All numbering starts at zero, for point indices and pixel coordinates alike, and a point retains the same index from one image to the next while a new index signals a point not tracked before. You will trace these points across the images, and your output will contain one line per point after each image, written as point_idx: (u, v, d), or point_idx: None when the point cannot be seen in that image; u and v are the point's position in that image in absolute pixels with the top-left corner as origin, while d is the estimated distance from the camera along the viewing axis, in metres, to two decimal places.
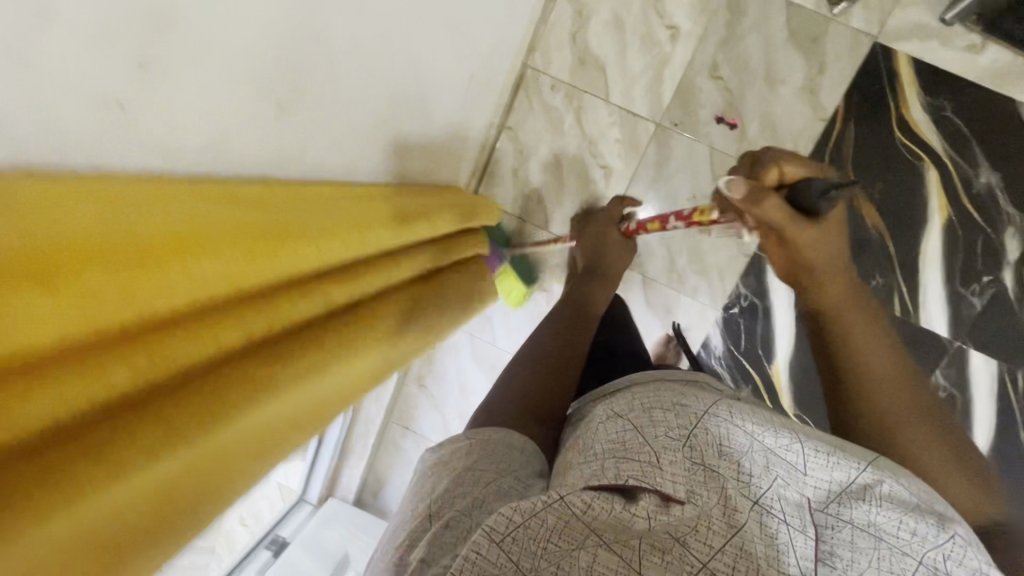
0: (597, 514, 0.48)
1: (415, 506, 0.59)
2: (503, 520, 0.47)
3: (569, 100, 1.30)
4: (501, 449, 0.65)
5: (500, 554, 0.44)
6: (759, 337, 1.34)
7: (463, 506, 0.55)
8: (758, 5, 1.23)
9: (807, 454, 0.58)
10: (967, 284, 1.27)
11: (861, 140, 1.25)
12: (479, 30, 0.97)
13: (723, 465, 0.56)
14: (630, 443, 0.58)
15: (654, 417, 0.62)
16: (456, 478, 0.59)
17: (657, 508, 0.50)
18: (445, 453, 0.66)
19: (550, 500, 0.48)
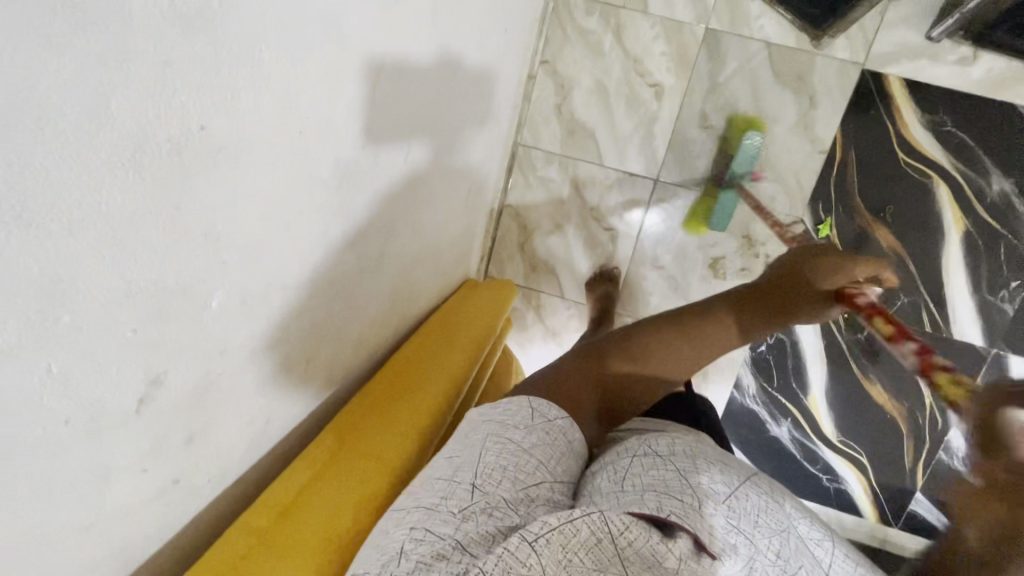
0: (629, 541, 0.47)
1: (459, 469, 0.54)
2: (542, 523, 0.47)
3: (564, 169, 1.35)
4: (562, 444, 0.60)
5: (531, 555, 0.44)
6: (789, 371, 1.37)
7: (511, 493, 0.52)
8: (737, 50, 1.24)
9: (835, 556, 0.55)
10: (995, 292, 1.25)
11: (864, 166, 1.24)
12: (474, 147, 1.02)
13: (764, 541, 0.53)
14: (670, 483, 0.55)
15: (703, 464, 0.60)
16: (507, 452, 0.56)
17: (687, 557, 0.48)
18: (505, 414, 0.61)
19: (590, 511, 0.48)
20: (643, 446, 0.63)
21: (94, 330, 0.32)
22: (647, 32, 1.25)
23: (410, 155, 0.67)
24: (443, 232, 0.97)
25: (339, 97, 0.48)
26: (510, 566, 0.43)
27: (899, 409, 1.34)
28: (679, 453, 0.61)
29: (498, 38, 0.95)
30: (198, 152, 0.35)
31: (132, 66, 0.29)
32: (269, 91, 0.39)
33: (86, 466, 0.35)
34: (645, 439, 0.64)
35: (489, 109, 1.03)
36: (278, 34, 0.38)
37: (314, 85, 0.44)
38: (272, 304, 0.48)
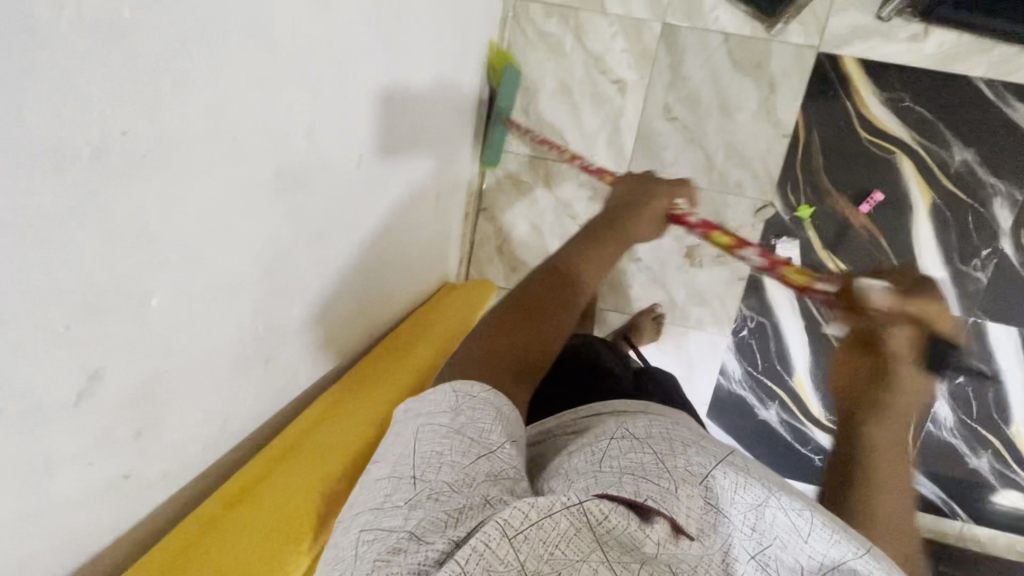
0: (607, 529, 0.43)
1: (397, 464, 0.50)
2: (518, 514, 0.40)
3: (536, 170, 1.38)
4: (490, 411, 0.55)
5: (509, 552, 0.38)
6: (773, 353, 1.38)
7: (455, 476, 0.47)
8: (696, 41, 1.27)
9: (815, 527, 0.51)
10: (967, 261, 1.27)
11: (828, 146, 1.26)
12: (440, 150, 1.04)
13: (742, 519, 0.51)
14: (647, 467, 0.51)
15: (679, 447, 0.56)
16: (447, 440, 0.51)
17: (666, 541, 0.44)
18: (426, 404, 0.56)
19: (569, 502, 0.42)
20: (621, 428, 0.59)
21: (24, 329, 0.34)
22: (606, 31, 1.28)
23: (365, 158, 0.69)
24: (413, 236, 0.98)
25: (274, 102, 0.50)
26: (487, 563, 0.38)
27: None
28: (656, 436, 0.57)
29: (454, 44, 0.97)
30: (121, 157, 0.37)
31: (45, 76, 0.31)
32: (196, 97, 0.41)
33: (27, 457, 0.37)
34: (626, 419, 0.61)
35: (452, 114, 1.05)
36: (203, 41, 0.40)
37: (246, 91, 0.46)
38: (218, 304, 0.50)
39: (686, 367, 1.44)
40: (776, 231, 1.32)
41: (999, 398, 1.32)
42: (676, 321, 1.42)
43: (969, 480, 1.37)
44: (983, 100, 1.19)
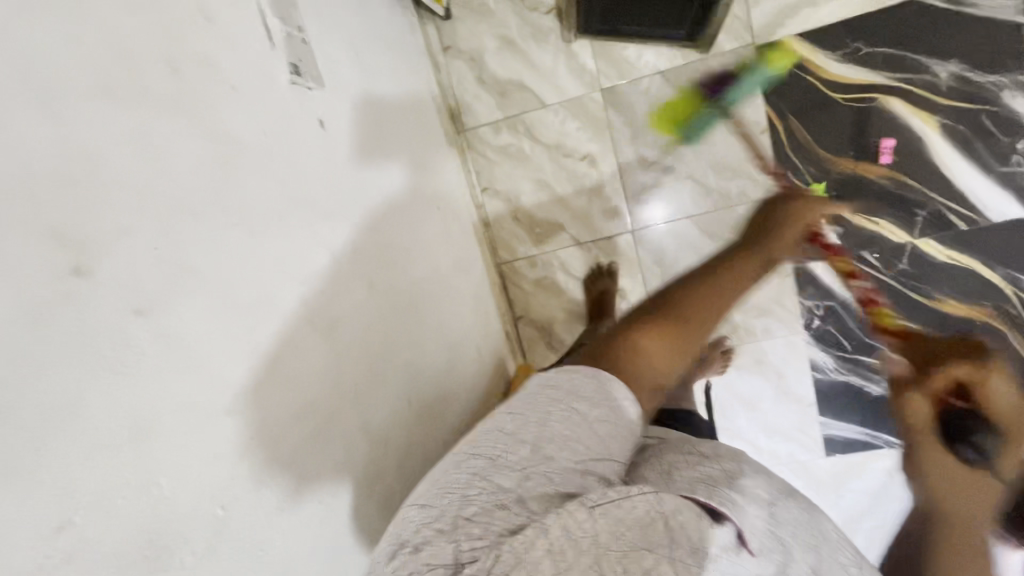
0: (678, 523, 0.49)
1: (522, 426, 0.59)
2: (602, 497, 0.50)
3: (550, 263, 1.42)
4: (622, 421, 0.61)
5: (587, 523, 0.48)
6: (857, 329, 1.33)
7: (569, 464, 0.56)
8: (639, 90, 1.30)
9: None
10: (1007, 161, 1.20)
11: (809, 122, 1.25)
12: (463, 310, 1.09)
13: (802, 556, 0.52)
14: (718, 478, 0.58)
15: (750, 472, 0.60)
16: (579, 420, 0.59)
17: (726, 547, 0.50)
18: (570, 382, 0.62)
19: (647, 492, 0.51)
20: (690, 446, 0.67)
21: None
22: (555, 119, 1.34)
23: (411, 395, 0.76)
24: (474, 402, 1.03)
25: (322, 424, 0.57)
26: (569, 527, 0.48)
27: (985, 312, 1.26)
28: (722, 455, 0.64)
29: (434, 220, 1.06)
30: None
31: None
32: (248, 494, 0.48)
33: None
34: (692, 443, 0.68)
35: (457, 272, 1.12)
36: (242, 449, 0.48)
37: (298, 444, 0.54)
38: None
39: (776, 379, 1.40)
40: None
41: None
42: (743, 339, 1.39)
43: None
44: (938, 13, 1.17)
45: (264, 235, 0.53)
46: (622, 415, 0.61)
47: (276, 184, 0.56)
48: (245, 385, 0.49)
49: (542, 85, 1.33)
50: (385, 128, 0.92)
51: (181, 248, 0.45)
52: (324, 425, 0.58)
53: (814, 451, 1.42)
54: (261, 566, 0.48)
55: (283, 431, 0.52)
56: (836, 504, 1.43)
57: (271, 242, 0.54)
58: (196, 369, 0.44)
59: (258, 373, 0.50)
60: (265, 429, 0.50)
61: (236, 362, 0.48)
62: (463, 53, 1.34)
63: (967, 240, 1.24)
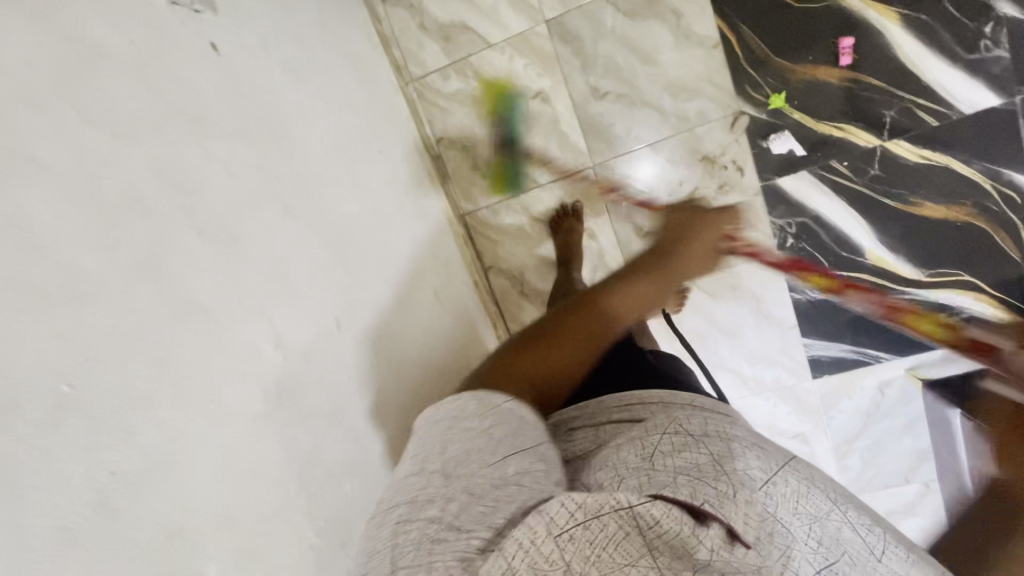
0: (657, 533, 0.50)
1: (426, 459, 0.60)
2: (565, 514, 0.49)
3: (514, 209, 1.39)
4: (515, 421, 0.64)
5: (552, 548, 0.47)
6: (832, 244, 1.29)
7: (489, 476, 0.56)
8: (584, 17, 1.26)
9: (888, 543, 0.57)
10: (975, 48, 1.13)
11: (761, 30, 1.19)
12: (418, 253, 1.08)
13: (802, 530, 0.55)
14: (705, 467, 0.58)
15: (739, 452, 0.62)
16: (475, 436, 0.61)
17: (720, 547, 0.50)
18: (454, 410, 0.66)
19: (618, 507, 0.50)
20: (675, 423, 0.67)
21: None
22: (502, 59, 1.31)
23: (344, 321, 0.75)
24: (433, 342, 1.02)
25: (217, 331, 0.56)
26: (533, 560, 0.47)
27: (963, 210, 1.22)
28: (710, 437, 0.64)
29: (376, 164, 1.03)
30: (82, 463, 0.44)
31: None
32: (114, 385, 0.47)
33: None
34: (678, 417, 0.69)
35: (408, 215, 1.10)
36: (103, 339, 0.47)
37: (179, 345, 0.53)
38: (249, 513, 0.56)
39: (754, 303, 1.37)
40: (762, 134, 1.25)
41: None
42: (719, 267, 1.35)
43: None
44: None
45: (130, 141, 0.52)
46: (518, 422, 0.64)
47: (148, 92, 0.55)
48: (101, 278, 0.48)
49: (485, 25, 1.30)
50: (310, 67, 0.90)
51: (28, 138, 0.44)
52: (222, 335, 0.57)
53: (800, 373, 1.40)
54: (136, 452, 0.48)
55: (160, 332, 0.51)
56: (829, 425, 1.41)
57: (144, 148, 0.53)
58: (38, 255, 0.44)
59: (123, 270, 0.49)
60: (137, 325, 0.49)
61: (94, 259, 0.47)
62: (401, 0, 1.31)
63: (940, 137, 1.19)
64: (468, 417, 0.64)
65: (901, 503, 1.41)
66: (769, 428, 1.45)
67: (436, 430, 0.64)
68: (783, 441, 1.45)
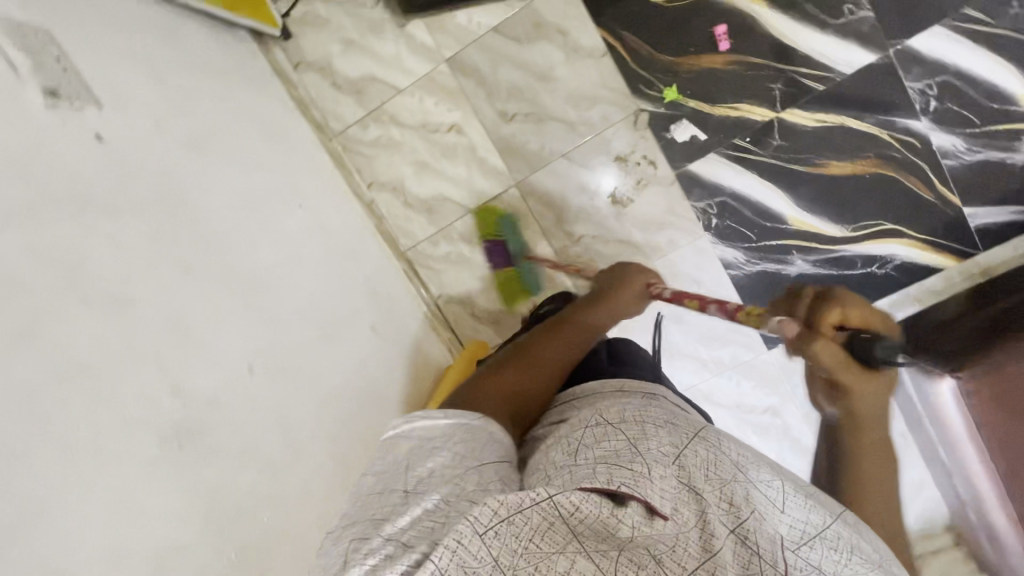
0: (581, 520, 0.49)
1: (391, 480, 0.59)
2: (487, 512, 0.47)
3: (449, 238, 1.45)
4: (484, 436, 0.63)
5: (479, 546, 0.45)
6: (754, 217, 1.33)
7: (442, 489, 0.54)
8: (480, 51, 1.35)
9: (788, 495, 0.56)
10: (841, 14, 1.21)
11: (642, 32, 1.27)
12: (350, 293, 1.13)
13: (715, 495, 0.54)
14: (621, 453, 0.57)
15: (651, 432, 0.61)
16: (442, 455, 0.59)
17: (641, 524, 0.49)
18: (421, 428, 0.65)
19: (537, 498, 0.49)
20: (596, 413, 0.66)
21: None
22: (413, 101, 1.40)
23: (256, 364, 0.81)
24: (370, 377, 1.05)
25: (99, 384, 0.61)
26: (461, 560, 0.45)
27: (868, 163, 1.27)
28: (630, 420, 0.63)
29: (295, 217, 1.09)
30: None
31: None
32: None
33: None
34: (601, 408, 0.68)
35: (335, 258, 1.15)
36: None
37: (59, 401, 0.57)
38: (145, 547, 0.60)
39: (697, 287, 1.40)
40: (664, 126, 1.31)
41: (981, 88, 1.20)
42: (653, 257, 1.39)
43: None
44: None
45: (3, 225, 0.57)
46: (483, 433, 0.64)
47: (24, 181, 0.60)
48: None
49: (392, 74, 1.39)
50: (213, 139, 0.98)
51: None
52: (114, 389, 0.62)
53: (755, 347, 1.42)
54: (14, 500, 0.51)
55: (39, 390, 0.56)
56: (795, 394, 1.42)
57: (16, 231, 0.58)
58: None
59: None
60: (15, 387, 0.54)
61: None
62: (312, 65, 1.41)
63: (829, 99, 1.25)
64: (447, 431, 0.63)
65: None
66: (739, 407, 1.45)
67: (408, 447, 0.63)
68: (756, 417, 1.45)
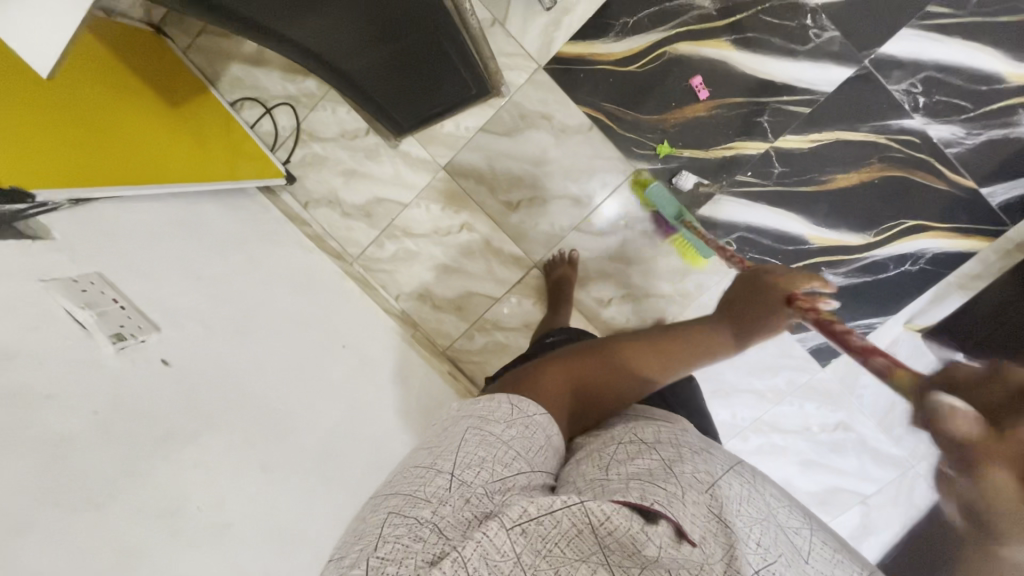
0: (609, 530, 0.49)
1: (440, 456, 0.59)
2: (521, 512, 0.49)
3: (484, 328, 1.47)
4: (541, 437, 0.63)
5: (508, 541, 0.47)
6: (774, 244, 1.35)
7: (491, 486, 0.55)
8: (472, 152, 1.41)
9: (814, 545, 0.57)
10: (809, 38, 1.23)
11: (622, 100, 1.32)
12: (407, 419, 1.15)
13: (744, 531, 0.54)
14: (654, 474, 0.59)
15: (685, 460, 0.63)
16: (492, 442, 0.59)
17: (668, 544, 0.49)
18: (483, 407, 0.65)
19: (569, 502, 0.50)
20: (630, 432, 0.70)
21: None
22: (420, 210, 1.45)
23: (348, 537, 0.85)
24: None
25: None
26: (485, 552, 0.45)
27: (874, 169, 1.28)
28: (664, 443, 0.67)
29: (343, 361, 1.13)
30: None
31: None
32: None
33: None
34: (633, 428, 0.72)
35: (385, 388, 1.18)
36: None
37: None
38: None
39: None
40: (666, 180, 1.35)
41: (966, 74, 1.20)
42: (687, 304, 1.39)
43: None
44: None
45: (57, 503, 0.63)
46: (539, 430, 0.64)
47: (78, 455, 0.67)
48: None
49: (395, 190, 1.45)
50: (253, 316, 1.03)
51: (17, 555, 0.58)
52: None
53: (810, 366, 1.40)
54: None
55: None
56: (861, 404, 1.40)
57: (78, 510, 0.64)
58: None
59: None
60: None
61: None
62: (321, 200, 1.48)
63: (818, 119, 1.27)
64: (510, 424, 0.62)
65: None
66: (807, 429, 1.43)
67: (463, 424, 0.63)
68: (828, 437, 1.42)
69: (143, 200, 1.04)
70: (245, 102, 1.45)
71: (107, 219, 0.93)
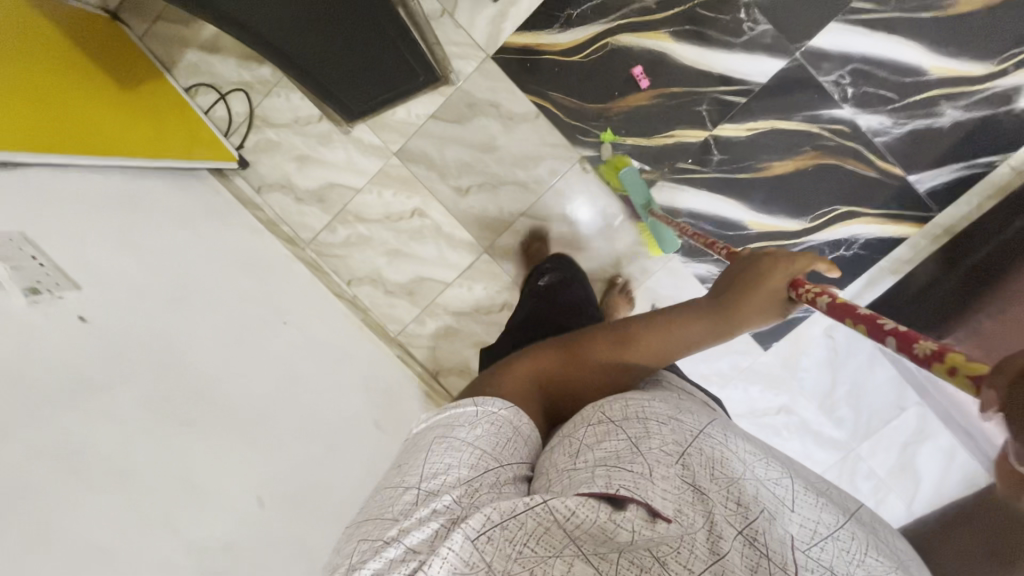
0: (578, 525, 0.47)
1: (408, 473, 0.59)
2: (481, 519, 0.47)
3: (434, 312, 1.49)
4: (509, 432, 0.63)
5: (472, 552, 0.45)
6: (716, 230, 1.39)
7: (456, 491, 0.54)
8: (423, 138, 1.43)
9: (798, 492, 0.53)
10: (743, 31, 1.28)
11: (567, 89, 1.36)
12: (348, 394, 1.16)
13: (717, 493, 0.50)
14: (621, 454, 0.54)
15: (653, 426, 0.58)
16: (458, 449, 0.59)
17: (641, 526, 0.47)
18: (448, 416, 0.65)
19: (532, 503, 0.48)
20: (597, 410, 0.63)
21: None
22: (373, 196, 1.47)
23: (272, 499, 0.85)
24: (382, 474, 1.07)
25: None
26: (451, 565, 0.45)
27: (807, 157, 1.33)
28: (630, 416, 0.60)
29: (283, 336, 1.14)
30: None
31: None
32: None
33: None
34: (600, 405, 0.64)
35: (327, 364, 1.18)
36: None
37: None
38: None
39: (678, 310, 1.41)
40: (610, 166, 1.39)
41: (890, 66, 1.26)
42: (633, 288, 1.42)
43: (964, 134, 1.27)
44: None
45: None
46: (503, 425, 0.63)
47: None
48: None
49: (348, 176, 1.47)
50: (190, 287, 1.03)
51: None
52: None
53: (753, 349, 1.44)
54: None
55: None
56: (803, 388, 1.43)
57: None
58: None
59: None
60: None
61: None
62: (274, 185, 1.49)
63: (754, 108, 1.32)
64: (474, 424, 0.62)
65: (909, 433, 1.40)
66: (752, 413, 1.45)
67: (430, 434, 0.64)
68: (772, 420, 1.45)
69: (84, 173, 1.05)
70: (199, 88, 1.47)
71: (42, 188, 0.94)
